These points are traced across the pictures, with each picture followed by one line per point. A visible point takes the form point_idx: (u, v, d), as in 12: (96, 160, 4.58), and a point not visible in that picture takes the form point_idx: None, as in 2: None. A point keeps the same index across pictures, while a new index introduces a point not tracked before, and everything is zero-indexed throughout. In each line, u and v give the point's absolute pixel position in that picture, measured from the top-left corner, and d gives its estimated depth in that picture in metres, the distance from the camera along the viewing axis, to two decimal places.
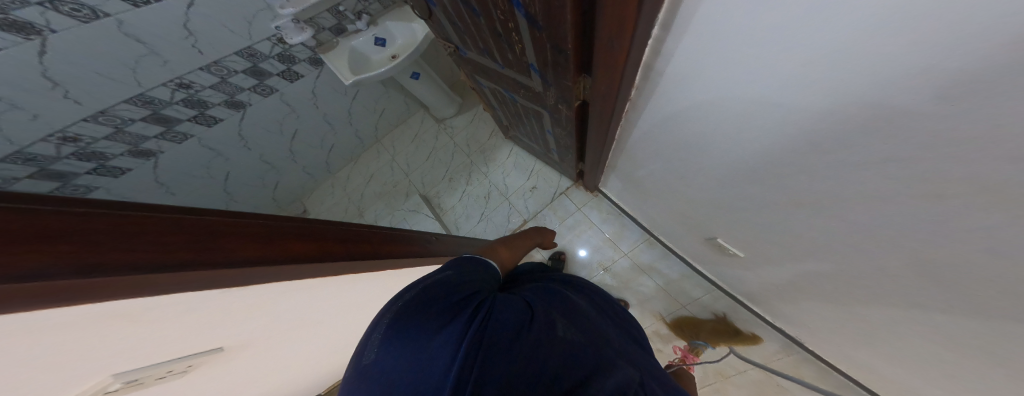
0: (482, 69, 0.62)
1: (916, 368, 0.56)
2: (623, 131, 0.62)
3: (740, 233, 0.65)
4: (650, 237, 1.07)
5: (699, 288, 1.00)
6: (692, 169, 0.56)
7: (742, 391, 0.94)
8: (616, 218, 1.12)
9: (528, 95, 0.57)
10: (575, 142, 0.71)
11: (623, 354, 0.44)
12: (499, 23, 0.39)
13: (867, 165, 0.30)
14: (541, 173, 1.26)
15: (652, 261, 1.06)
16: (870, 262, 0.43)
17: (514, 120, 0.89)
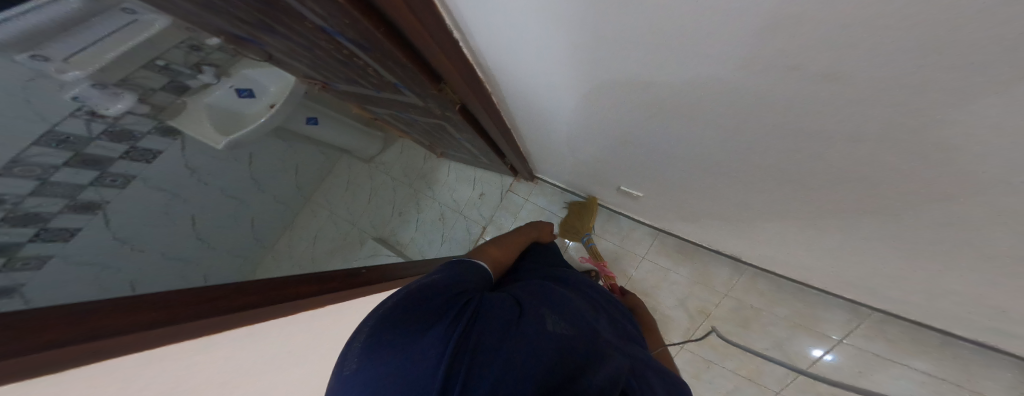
0: (370, 101, 0.64)
1: (830, 257, 0.63)
2: (513, 121, 0.68)
3: (652, 187, 0.70)
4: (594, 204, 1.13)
5: (648, 236, 1.08)
6: (583, 141, 0.62)
7: (726, 323, 0.99)
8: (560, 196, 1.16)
9: (415, 108, 0.59)
10: (485, 141, 0.75)
11: (611, 344, 0.47)
12: (340, 56, 0.41)
13: (704, 113, 0.34)
14: (485, 179, 1.28)
15: (602, 225, 1.13)
16: (747, 183, 0.49)
17: (430, 138, 0.90)
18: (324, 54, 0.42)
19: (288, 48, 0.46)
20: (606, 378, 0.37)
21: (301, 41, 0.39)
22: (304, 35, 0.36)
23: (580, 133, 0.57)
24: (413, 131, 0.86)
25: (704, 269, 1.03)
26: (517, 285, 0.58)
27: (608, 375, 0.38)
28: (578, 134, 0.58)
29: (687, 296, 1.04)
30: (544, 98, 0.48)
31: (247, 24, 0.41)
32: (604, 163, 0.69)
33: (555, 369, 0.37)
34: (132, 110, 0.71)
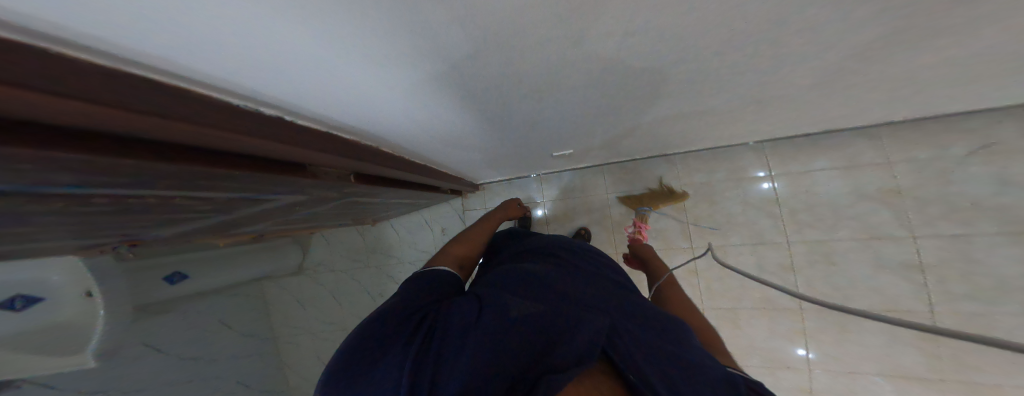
0: (240, 225, 0.62)
1: (732, 114, 0.61)
2: (400, 152, 0.66)
3: (548, 139, 0.76)
4: (541, 176, 1.17)
5: (598, 175, 1.10)
6: (459, 134, 0.63)
7: (708, 208, 0.98)
8: (510, 186, 1.21)
9: (297, 203, 0.59)
10: (388, 183, 0.75)
11: (591, 300, 0.47)
12: (161, 204, 0.38)
13: (515, 61, 0.32)
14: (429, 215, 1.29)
15: (559, 189, 1.15)
16: (591, 103, 0.50)
17: (356, 214, 0.91)
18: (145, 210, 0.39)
19: (99, 229, 0.43)
20: (584, 343, 0.38)
21: (104, 212, 0.36)
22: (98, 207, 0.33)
23: (454, 130, 0.59)
24: (323, 221, 0.86)
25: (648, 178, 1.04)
26: (491, 273, 0.54)
27: (586, 339, 0.39)
28: (458, 126, 0.57)
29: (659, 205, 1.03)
30: (400, 125, 0.48)
31: (30, 230, 0.37)
32: (489, 143, 0.73)
33: (530, 353, 0.36)
34: None
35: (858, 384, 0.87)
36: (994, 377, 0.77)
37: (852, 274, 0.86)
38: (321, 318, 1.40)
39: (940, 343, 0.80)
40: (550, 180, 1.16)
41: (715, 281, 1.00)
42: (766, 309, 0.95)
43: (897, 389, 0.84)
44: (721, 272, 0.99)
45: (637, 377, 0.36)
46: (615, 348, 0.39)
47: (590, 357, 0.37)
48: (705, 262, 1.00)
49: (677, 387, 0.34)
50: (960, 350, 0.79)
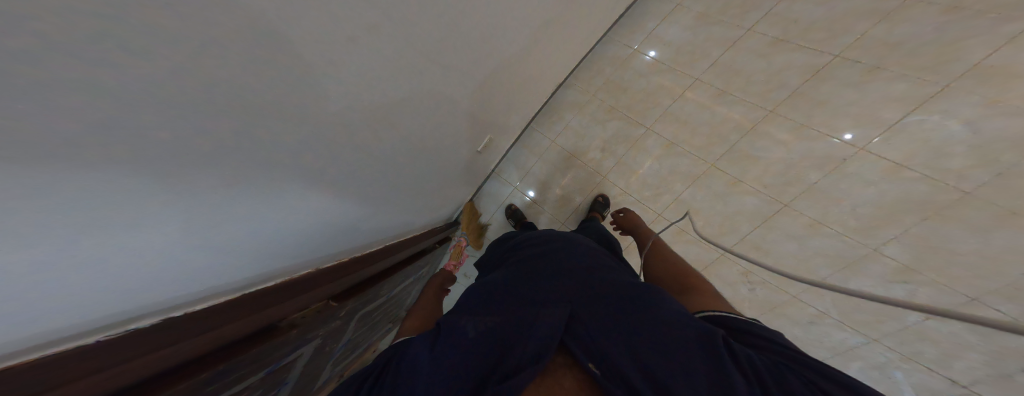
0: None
1: (519, 113, 1.27)
2: (349, 259, 0.73)
3: (434, 181, 0.97)
4: (498, 171, 1.54)
5: (535, 139, 1.48)
6: (371, 225, 0.75)
7: (588, 122, 1.39)
8: (488, 196, 1.55)
9: (321, 345, 0.64)
10: (373, 278, 0.81)
11: (551, 295, 0.49)
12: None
13: (324, 80, 0.36)
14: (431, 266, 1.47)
15: (518, 170, 1.51)
16: (425, 143, 0.73)
17: (378, 316, 0.97)
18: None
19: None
20: (541, 340, 0.39)
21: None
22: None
23: (363, 211, 0.66)
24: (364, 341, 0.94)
25: (570, 106, 1.43)
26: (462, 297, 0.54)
27: (545, 335, 0.40)
28: (346, 222, 0.61)
29: (581, 123, 1.40)
30: (301, 241, 0.51)
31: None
32: (421, 179, 0.86)
33: (490, 359, 0.37)
34: None
35: (932, 130, 0.88)
36: (1008, 55, 0.81)
37: (759, 68, 1.10)
38: None
39: (884, 66, 0.94)
40: (508, 169, 1.53)
41: (691, 138, 1.19)
42: (710, 164, 1.16)
43: (968, 122, 0.85)
44: (687, 129, 1.20)
45: (596, 363, 0.38)
46: (576, 339, 0.41)
47: (546, 350, 0.38)
48: (670, 133, 1.23)
49: (640, 353, 0.37)
50: (906, 60, 0.91)
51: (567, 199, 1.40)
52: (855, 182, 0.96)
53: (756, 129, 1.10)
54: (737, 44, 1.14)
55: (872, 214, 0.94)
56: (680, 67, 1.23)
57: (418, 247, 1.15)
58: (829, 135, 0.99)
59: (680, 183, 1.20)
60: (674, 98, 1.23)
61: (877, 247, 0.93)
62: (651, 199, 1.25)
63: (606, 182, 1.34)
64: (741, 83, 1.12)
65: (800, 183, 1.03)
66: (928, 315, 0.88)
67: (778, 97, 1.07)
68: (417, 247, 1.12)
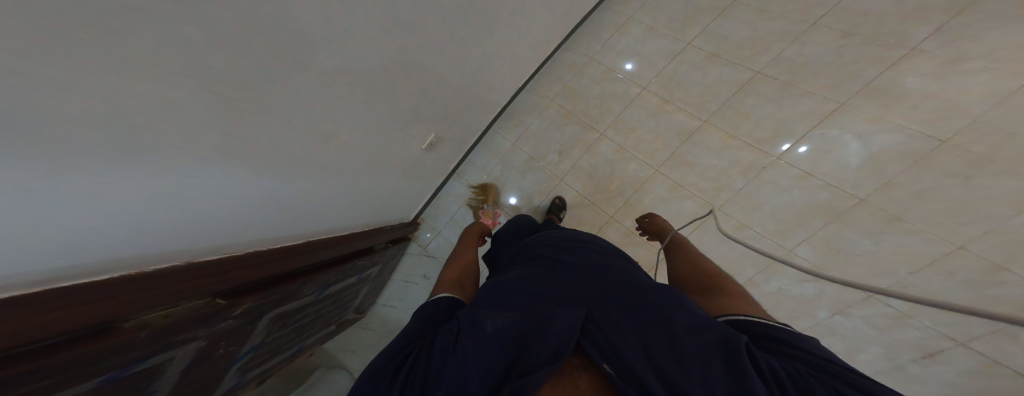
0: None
1: (466, 108, 1.27)
2: (243, 257, 0.72)
3: (359, 161, 0.92)
4: (457, 172, 1.61)
5: (495, 140, 1.54)
6: (272, 207, 0.72)
7: (542, 125, 1.44)
8: (448, 196, 1.63)
9: (207, 347, 0.65)
10: (280, 279, 0.82)
11: (563, 295, 0.48)
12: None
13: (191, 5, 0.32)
14: (382, 265, 1.49)
15: (474, 171, 1.57)
16: (337, 116, 0.71)
17: (297, 318, 0.99)
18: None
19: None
20: (557, 341, 0.38)
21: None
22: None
23: (255, 206, 0.66)
24: (273, 344, 0.95)
25: (529, 110, 1.48)
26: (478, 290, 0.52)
27: (559, 335, 0.39)
28: (229, 196, 0.58)
29: (537, 126, 1.45)
30: (155, 229, 0.49)
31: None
32: (333, 173, 0.83)
33: (510, 358, 0.35)
34: None
35: (831, 143, 1.03)
36: (890, 76, 0.97)
37: (697, 80, 1.21)
38: None
39: (797, 84, 1.08)
40: (467, 170, 1.59)
41: (639, 144, 1.27)
42: (656, 169, 1.24)
43: (859, 136, 1.00)
44: (637, 136, 1.28)
45: (614, 365, 0.36)
46: (593, 339, 0.40)
47: (563, 350, 0.37)
48: (620, 139, 1.30)
49: (654, 355, 0.37)
50: (813, 79, 1.06)
51: (525, 201, 1.43)
52: (772, 188, 1.09)
53: (694, 137, 1.20)
54: (676, 58, 1.25)
55: (786, 217, 1.06)
56: (631, 76, 1.32)
57: (349, 248, 1.15)
58: (750, 144, 1.12)
59: (630, 188, 1.27)
60: (625, 105, 1.31)
61: (791, 247, 1.04)
62: (605, 203, 1.30)
63: (563, 185, 1.37)
64: (681, 94, 1.24)
65: (730, 189, 1.14)
66: (836, 310, 1.02)
67: (711, 108, 1.19)
68: (348, 249, 1.13)
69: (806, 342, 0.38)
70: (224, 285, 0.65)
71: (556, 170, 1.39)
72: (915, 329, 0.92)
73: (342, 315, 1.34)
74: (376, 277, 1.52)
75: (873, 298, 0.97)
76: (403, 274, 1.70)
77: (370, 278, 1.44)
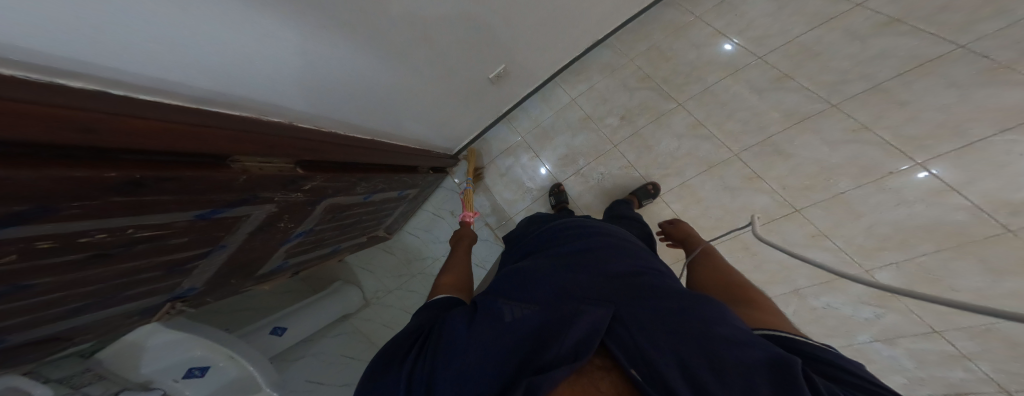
0: (259, 259, 0.97)
1: (547, 48, 1.25)
2: (313, 131, 0.80)
3: (436, 57, 0.94)
4: (508, 116, 1.58)
5: (556, 91, 1.47)
6: (351, 78, 0.75)
7: (611, 84, 1.37)
8: (490, 141, 1.63)
9: (276, 212, 0.81)
10: (341, 169, 0.94)
11: (590, 292, 0.46)
12: (148, 245, 0.57)
13: None
14: (421, 187, 1.57)
15: (523, 119, 1.55)
16: None
17: (344, 217, 1.18)
18: (153, 254, 0.60)
19: (161, 287, 0.74)
20: (579, 338, 0.37)
21: (127, 266, 0.58)
22: (84, 260, 0.50)
23: (319, 91, 0.71)
24: (327, 233, 1.17)
25: (602, 64, 1.40)
26: (497, 276, 0.56)
27: (582, 332, 0.38)
28: (315, 47, 0.60)
29: (604, 84, 1.39)
30: (263, 82, 0.57)
31: (47, 316, 0.57)
32: (385, 71, 0.84)
33: (526, 349, 0.37)
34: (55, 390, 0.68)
35: (1017, 155, 0.85)
36: None
37: (851, 53, 1.06)
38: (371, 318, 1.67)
39: (1015, 68, 0.87)
40: (518, 117, 1.56)
41: (723, 122, 1.20)
42: (737, 152, 1.18)
43: None
44: (725, 113, 1.20)
45: (642, 372, 0.35)
46: (620, 341, 0.38)
47: (585, 351, 0.36)
48: (702, 114, 1.23)
49: (688, 366, 0.34)
50: None
51: (572, 160, 1.45)
52: (887, 198, 0.99)
53: (803, 123, 1.09)
54: (828, 23, 1.10)
55: (888, 234, 0.99)
56: (750, 42, 1.20)
57: (396, 166, 1.25)
58: (890, 142, 0.99)
59: (693, 169, 1.24)
60: (725, 76, 1.22)
61: (870, 268, 1.00)
62: (658, 180, 1.30)
63: (615, 152, 1.37)
64: (807, 71, 1.11)
65: (827, 190, 1.06)
66: (880, 338, 1.06)
67: (854, 90, 1.04)
68: (403, 163, 1.26)
69: (834, 355, 0.38)
70: (296, 154, 0.73)
71: (618, 134, 1.36)
72: (962, 370, 0.96)
73: (373, 231, 1.55)
74: (414, 199, 1.61)
75: (936, 334, 0.98)
76: (434, 206, 1.79)
77: (408, 199, 1.56)
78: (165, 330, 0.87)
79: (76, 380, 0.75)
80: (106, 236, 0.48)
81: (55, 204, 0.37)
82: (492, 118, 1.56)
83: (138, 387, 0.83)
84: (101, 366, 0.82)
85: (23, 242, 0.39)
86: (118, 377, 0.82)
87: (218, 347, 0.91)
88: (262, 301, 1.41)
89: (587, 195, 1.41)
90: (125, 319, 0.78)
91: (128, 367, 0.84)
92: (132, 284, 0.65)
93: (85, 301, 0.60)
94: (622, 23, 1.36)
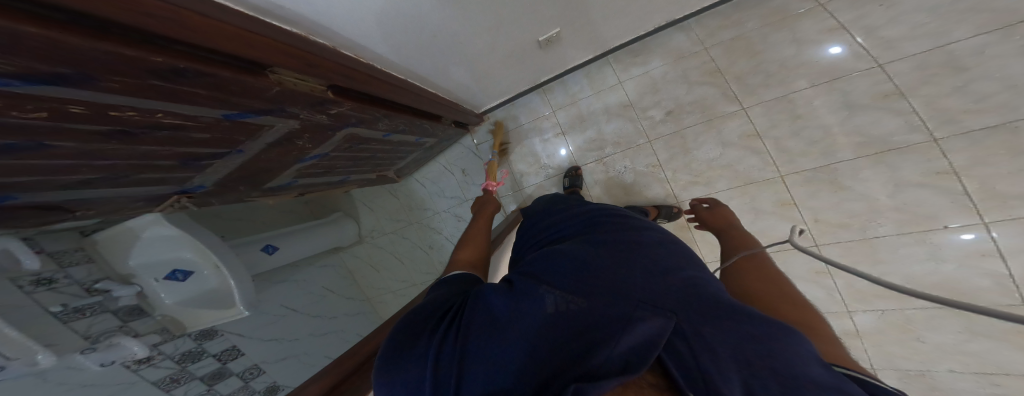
0: (268, 171, 0.90)
1: (622, 17, 1.13)
2: (356, 59, 0.73)
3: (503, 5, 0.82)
4: (545, 87, 1.49)
5: (609, 72, 1.38)
6: (406, 15, 0.66)
7: (668, 75, 1.29)
8: (518, 108, 1.55)
9: (300, 129, 0.76)
10: (365, 101, 0.87)
11: (656, 293, 0.36)
12: (171, 133, 0.51)
13: None
14: (438, 138, 1.49)
15: (557, 94, 1.47)
16: None
17: (365, 149, 1.15)
18: (171, 144, 0.54)
19: (164, 178, 0.66)
20: (632, 346, 0.30)
21: (144, 150, 0.52)
22: (106, 134, 0.44)
23: (364, 22, 0.62)
24: (341, 164, 1.15)
25: (667, 50, 1.29)
26: (535, 258, 0.49)
27: (638, 340, 0.30)
28: None
29: (658, 73, 1.30)
30: (314, 5, 0.49)
31: (55, 183, 0.51)
32: (439, 14, 0.73)
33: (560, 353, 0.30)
34: (38, 277, 0.68)
35: None
36: None
37: (993, 77, 0.89)
38: (366, 257, 1.73)
39: None
40: (553, 90, 1.48)
41: (776, 138, 1.14)
42: (780, 175, 1.14)
43: None
44: (792, 128, 1.12)
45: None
46: (678, 356, 0.29)
47: (640, 363, 0.28)
48: (763, 124, 1.16)
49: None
50: None
51: (599, 146, 1.41)
52: (921, 250, 0.99)
53: (880, 157, 1.02)
54: (1007, 28, 0.87)
55: (897, 285, 1.02)
56: (876, 45, 1.02)
57: (420, 112, 1.19)
58: (970, 194, 0.92)
59: (725, 181, 1.22)
60: (816, 84, 1.09)
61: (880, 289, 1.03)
62: (681, 186, 1.28)
63: (647, 147, 1.33)
64: (928, 92, 0.96)
65: (861, 231, 1.06)
66: None
67: (976, 125, 0.91)
68: (431, 110, 1.20)
69: None
70: (335, 77, 0.68)
71: (660, 130, 1.31)
72: None
73: (384, 170, 1.50)
74: (429, 149, 1.56)
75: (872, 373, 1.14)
76: (447, 160, 1.71)
77: (424, 146, 1.49)
78: (168, 224, 0.81)
79: (70, 259, 0.75)
80: (134, 115, 0.43)
81: (96, 76, 0.34)
82: (528, 85, 1.47)
83: (121, 277, 0.83)
84: (95, 246, 0.81)
85: (58, 103, 0.35)
86: (107, 263, 0.82)
87: (209, 255, 0.87)
88: (262, 215, 1.39)
89: (602, 185, 1.41)
90: (129, 203, 0.71)
91: (115, 254, 0.82)
92: (151, 170, 0.60)
93: (95, 176, 0.54)
94: (710, 5, 1.21)
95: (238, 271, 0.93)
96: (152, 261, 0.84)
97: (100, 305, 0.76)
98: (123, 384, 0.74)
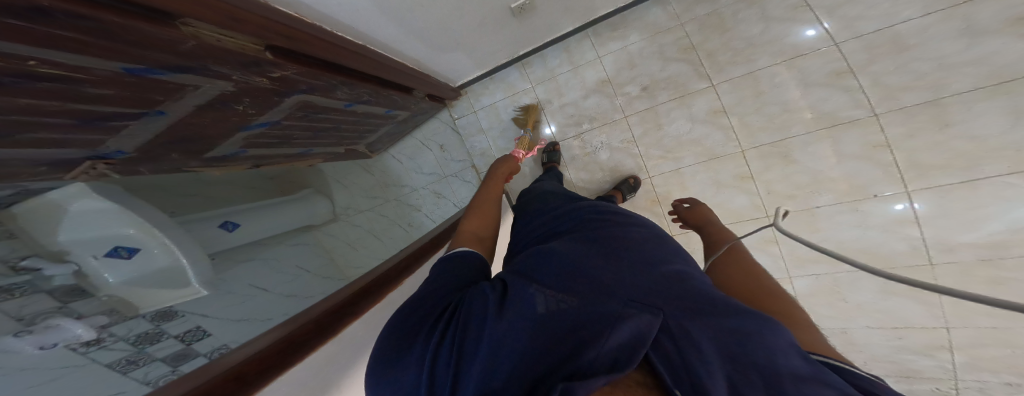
0: (204, 140, 0.83)
1: None
2: (292, 14, 0.67)
3: None
4: (522, 60, 1.44)
5: (589, 46, 1.35)
6: None
7: (643, 50, 1.28)
8: (501, 82, 1.50)
9: (230, 93, 0.69)
10: (319, 67, 0.82)
11: (643, 291, 0.38)
12: (51, 84, 0.44)
13: None
14: (410, 112, 1.42)
15: (534, 68, 1.43)
16: None
17: (322, 120, 1.07)
18: (54, 97, 0.46)
19: (74, 140, 0.59)
20: (618, 345, 0.31)
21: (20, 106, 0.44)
22: None
23: None
24: (301, 134, 1.08)
25: (644, 22, 1.27)
26: (526, 256, 0.50)
27: (625, 337, 0.31)
28: None
29: (633, 46, 1.29)
30: None
31: None
32: None
33: (552, 353, 0.31)
34: None
35: (976, 206, 0.96)
36: None
37: (936, 58, 0.96)
38: None
39: None
40: (533, 63, 1.44)
41: (740, 115, 1.20)
42: (743, 150, 1.21)
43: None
44: (757, 103, 1.17)
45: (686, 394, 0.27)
46: (664, 355, 0.30)
47: (627, 361, 0.29)
48: (730, 100, 1.20)
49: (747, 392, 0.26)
50: None
51: (576, 121, 1.41)
52: (854, 218, 1.11)
53: (828, 132, 1.10)
54: (952, 8, 0.93)
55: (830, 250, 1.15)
56: (837, 23, 1.06)
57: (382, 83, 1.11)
58: (897, 165, 1.03)
59: (693, 157, 1.28)
60: (780, 62, 1.13)
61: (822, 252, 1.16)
62: (653, 162, 1.33)
63: (622, 122, 1.34)
64: (875, 71, 1.03)
65: (806, 202, 1.16)
66: None
67: (908, 101, 1.00)
68: (399, 81, 1.13)
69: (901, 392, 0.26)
70: (269, 33, 0.62)
71: (634, 106, 1.32)
72: None
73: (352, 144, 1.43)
74: (401, 123, 1.49)
75: None
76: (423, 135, 1.70)
77: (396, 120, 1.43)
78: (95, 195, 0.79)
79: None
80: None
81: None
82: (506, 57, 1.42)
83: (48, 254, 0.73)
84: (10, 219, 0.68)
85: None
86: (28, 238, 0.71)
87: (157, 232, 0.90)
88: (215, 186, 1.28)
89: (579, 161, 1.43)
90: (32, 171, 0.63)
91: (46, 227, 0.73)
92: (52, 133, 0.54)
93: None
94: None
95: (190, 250, 0.96)
96: (98, 232, 0.81)
97: (29, 284, 0.67)
98: (71, 366, 0.62)
